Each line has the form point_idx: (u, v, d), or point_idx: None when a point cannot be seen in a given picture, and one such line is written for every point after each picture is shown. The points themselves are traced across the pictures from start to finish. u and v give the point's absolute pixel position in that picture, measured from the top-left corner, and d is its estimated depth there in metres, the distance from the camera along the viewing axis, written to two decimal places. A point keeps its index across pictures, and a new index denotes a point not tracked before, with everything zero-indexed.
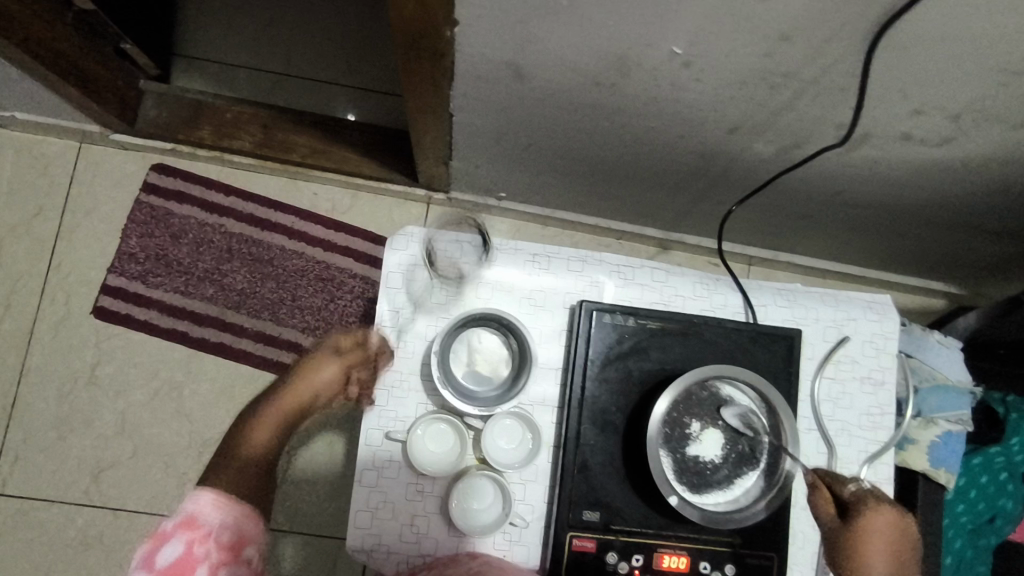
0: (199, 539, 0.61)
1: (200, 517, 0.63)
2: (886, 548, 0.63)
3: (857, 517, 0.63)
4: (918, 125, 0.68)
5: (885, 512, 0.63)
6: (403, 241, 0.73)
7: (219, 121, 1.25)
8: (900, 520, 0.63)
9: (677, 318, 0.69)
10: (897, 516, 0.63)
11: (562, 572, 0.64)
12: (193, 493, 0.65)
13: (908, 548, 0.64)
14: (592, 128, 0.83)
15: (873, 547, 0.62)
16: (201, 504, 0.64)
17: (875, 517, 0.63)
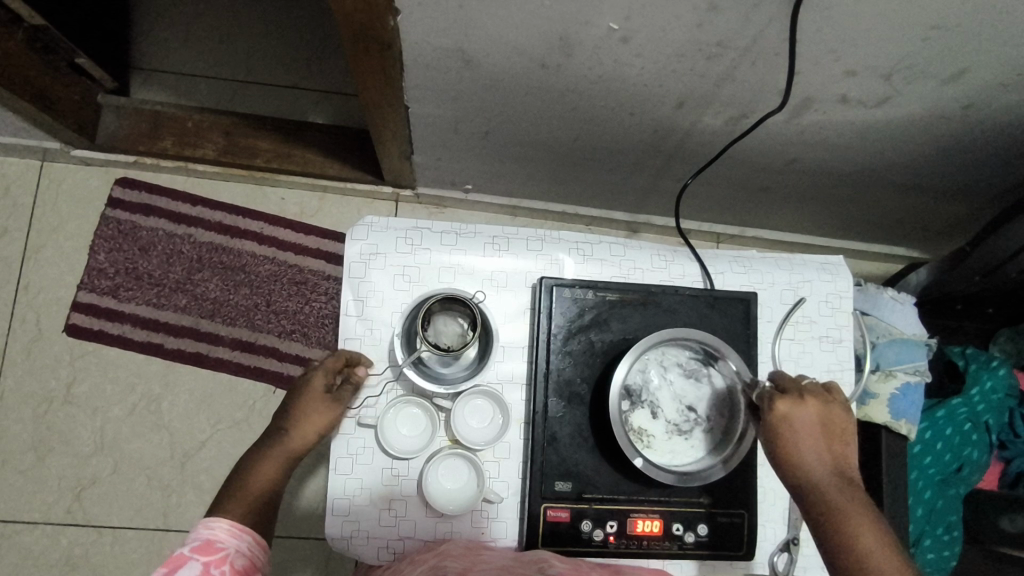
0: (218, 563, 0.57)
1: (218, 539, 0.58)
2: (812, 440, 0.61)
3: (771, 422, 0.61)
4: (855, 87, 0.70)
5: (792, 401, 0.61)
6: (363, 231, 0.73)
7: (181, 131, 1.25)
8: (810, 406, 0.62)
9: (636, 289, 0.70)
10: (808, 405, 0.61)
11: (539, 543, 0.66)
12: (204, 522, 0.61)
13: (833, 429, 0.62)
14: (546, 110, 0.85)
15: (799, 441, 0.60)
16: (217, 528, 0.60)
17: (790, 415, 0.61)
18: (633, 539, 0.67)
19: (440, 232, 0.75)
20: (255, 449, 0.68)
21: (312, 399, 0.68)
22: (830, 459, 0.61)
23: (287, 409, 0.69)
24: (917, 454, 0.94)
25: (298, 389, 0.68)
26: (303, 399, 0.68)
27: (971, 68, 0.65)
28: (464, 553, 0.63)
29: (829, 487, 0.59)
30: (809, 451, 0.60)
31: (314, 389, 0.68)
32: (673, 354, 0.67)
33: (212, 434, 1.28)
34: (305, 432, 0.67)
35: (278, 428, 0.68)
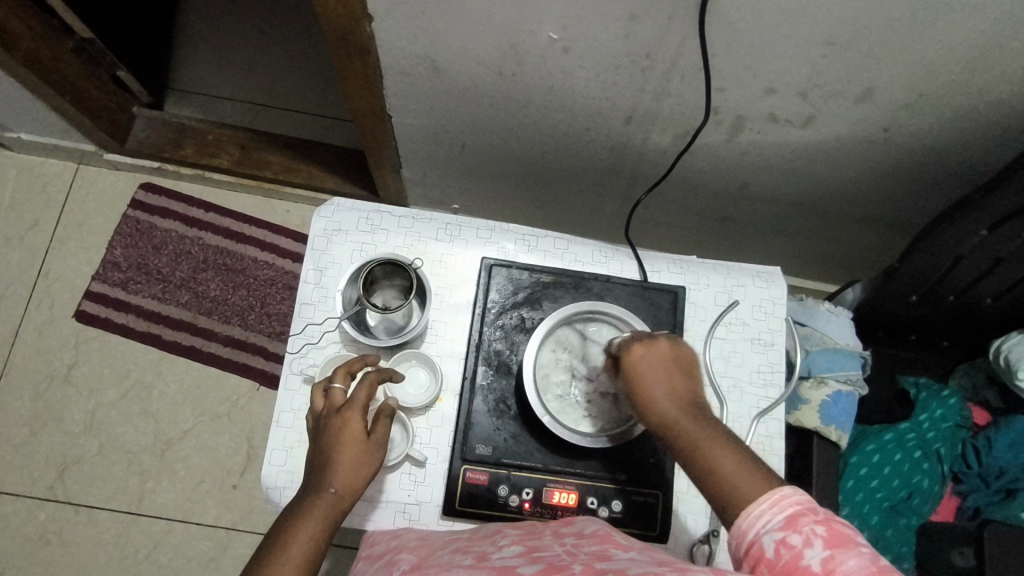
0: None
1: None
2: (662, 378, 0.62)
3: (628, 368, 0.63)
4: (780, 104, 0.77)
5: (642, 344, 0.64)
6: (329, 210, 0.81)
7: (201, 141, 1.40)
8: (662, 348, 0.64)
9: (570, 274, 0.76)
10: (656, 347, 0.64)
11: (455, 503, 0.70)
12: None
13: (686, 368, 0.63)
14: (512, 122, 0.93)
15: (648, 381, 0.62)
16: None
17: (641, 356, 0.63)
18: (548, 508, 0.70)
19: (399, 216, 0.82)
20: (292, 510, 0.61)
21: (352, 440, 0.65)
22: (681, 394, 0.61)
23: (321, 457, 0.65)
24: (864, 476, 0.93)
25: (335, 430, 0.65)
26: (343, 441, 0.65)
27: (879, 88, 0.71)
28: (413, 563, 0.59)
29: (683, 420, 0.59)
30: (662, 389, 0.61)
31: (352, 430, 0.65)
32: (617, 335, 0.71)
33: (194, 424, 1.34)
34: (351, 481, 0.64)
35: (316, 481, 0.63)
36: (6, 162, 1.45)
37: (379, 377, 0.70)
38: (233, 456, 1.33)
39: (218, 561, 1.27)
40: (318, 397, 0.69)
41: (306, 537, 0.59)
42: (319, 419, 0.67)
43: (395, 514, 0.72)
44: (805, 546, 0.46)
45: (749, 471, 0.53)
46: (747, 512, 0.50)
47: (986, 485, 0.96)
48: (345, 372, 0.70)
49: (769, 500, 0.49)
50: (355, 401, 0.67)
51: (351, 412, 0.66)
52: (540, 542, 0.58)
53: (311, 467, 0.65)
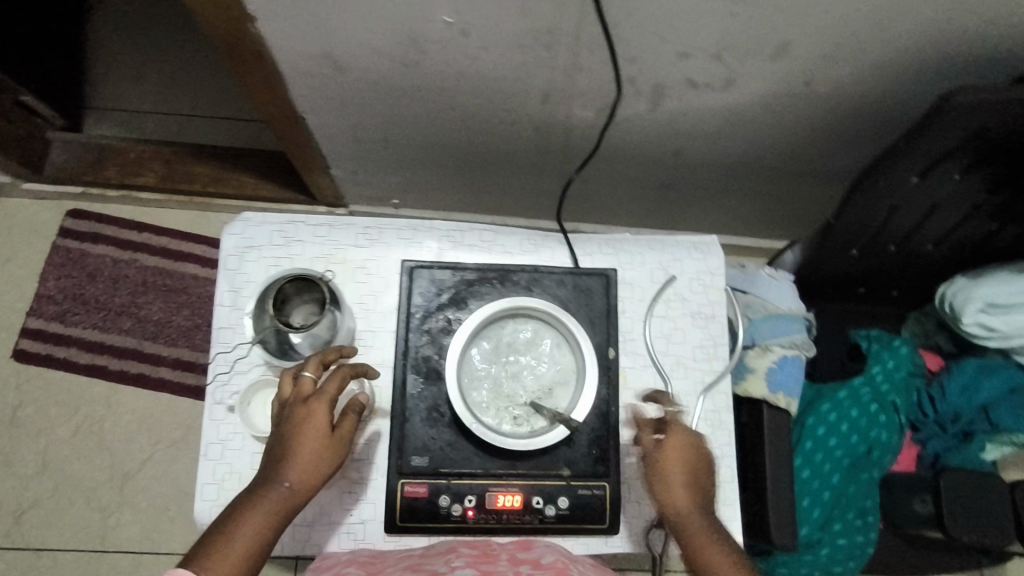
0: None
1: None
2: (682, 477, 0.67)
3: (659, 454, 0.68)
4: (696, 68, 0.73)
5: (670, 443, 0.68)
6: (239, 226, 0.77)
7: (123, 161, 1.33)
8: (688, 443, 0.68)
9: (494, 268, 0.73)
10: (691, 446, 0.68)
11: (396, 519, 0.67)
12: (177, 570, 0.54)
13: (701, 467, 0.68)
14: (429, 111, 0.89)
15: (671, 478, 0.66)
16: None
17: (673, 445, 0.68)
18: (492, 513, 0.68)
19: (315, 224, 0.78)
20: (244, 499, 0.59)
21: (313, 434, 0.61)
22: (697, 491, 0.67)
23: (280, 447, 0.62)
24: (822, 436, 0.92)
25: (297, 422, 0.61)
26: (303, 435, 0.61)
27: (793, 43, 0.68)
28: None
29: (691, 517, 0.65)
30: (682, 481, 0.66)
31: (316, 423, 0.61)
32: (547, 328, 0.68)
33: (151, 453, 1.30)
34: (308, 476, 0.60)
35: (271, 472, 0.60)
36: None
37: (352, 371, 0.66)
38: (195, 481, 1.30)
39: None
40: (286, 383, 0.64)
41: (250, 530, 0.57)
42: (283, 406, 0.63)
43: (341, 536, 0.69)
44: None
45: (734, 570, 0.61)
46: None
47: (942, 431, 0.97)
48: (319, 361, 0.65)
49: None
50: (322, 394, 0.62)
51: (317, 405, 0.62)
52: (495, 567, 0.57)
53: (269, 455, 0.62)
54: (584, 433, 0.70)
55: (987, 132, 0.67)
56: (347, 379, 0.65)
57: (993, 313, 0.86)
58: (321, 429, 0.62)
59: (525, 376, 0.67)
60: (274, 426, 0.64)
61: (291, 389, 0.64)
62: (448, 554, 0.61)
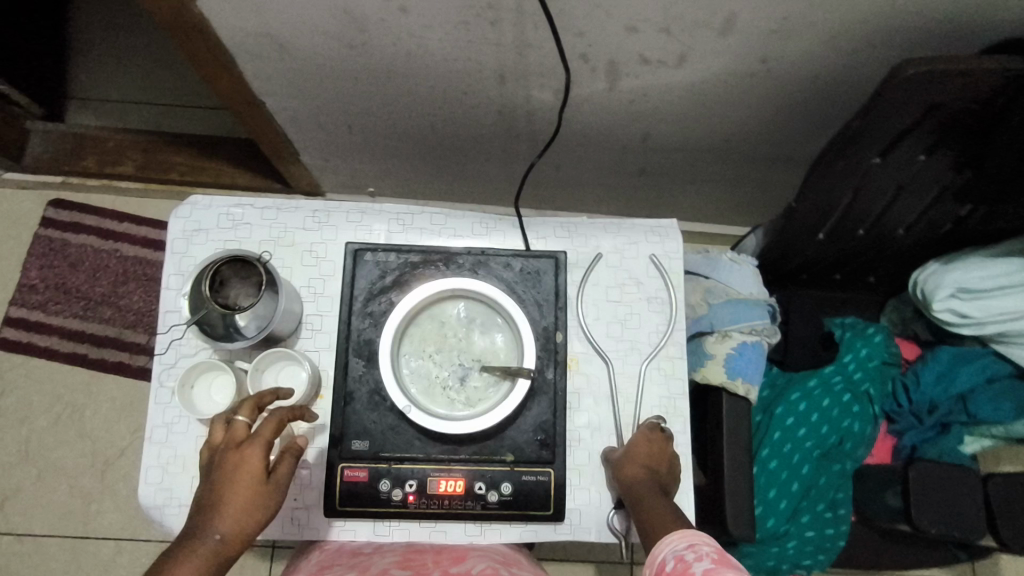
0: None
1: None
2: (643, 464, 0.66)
3: (626, 452, 0.67)
4: (646, 45, 0.71)
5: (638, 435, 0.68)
6: (186, 210, 0.76)
7: (102, 150, 1.35)
8: (655, 439, 0.68)
9: (439, 251, 0.72)
10: (660, 441, 0.68)
11: (336, 504, 0.66)
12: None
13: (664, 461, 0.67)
14: (387, 94, 0.88)
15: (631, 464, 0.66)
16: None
17: (640, 439, 0.68)
18: (434, 499, 0.67)
19: (263, 207, 0.77)
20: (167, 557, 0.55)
21: (247, 483, 0.58)
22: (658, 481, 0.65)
23: (209, 495, 0.58)
24: (790, 426, 0.89)
25: (229, 468, 0.58)
26: (237, 484, 0.58)
27: (741, 16, 0.66)
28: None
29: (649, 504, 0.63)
30: (645, 474, 0.65)
31: (249, 469, 0.58)
32: (490, 311, 0.67)
33: (131, 441, 1.31)
34: (240, 528, 0.57)
35: (198, 526, 0.56)
36: None
37: (291, 413, 0.63)
38: None
39: None
40: (217, 428, 0.61)
41: None
42: (213, 455, 0.60)
43: (282, 520, 0.68)
44: (695, 562, 0.51)
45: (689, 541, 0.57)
46: (664, 545, 0.55)
47: (919, 422, 0.93)
48: (254, 405, 0.62)
49: (680, 533, 0.56)
50: (258, 438, 0.59)
51: (251, 449, 0.59)
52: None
53: (196, 507, 0.58)
54: (530, 419, 0.69)
55: (939, 108, 0.65)
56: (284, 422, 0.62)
57: (965, 299, 0.83)
58: (255, 476, 0.59)
59: (463, 358, 0.65)
60: (203, 475, 0.60)
61: (222, 435, 0.61)
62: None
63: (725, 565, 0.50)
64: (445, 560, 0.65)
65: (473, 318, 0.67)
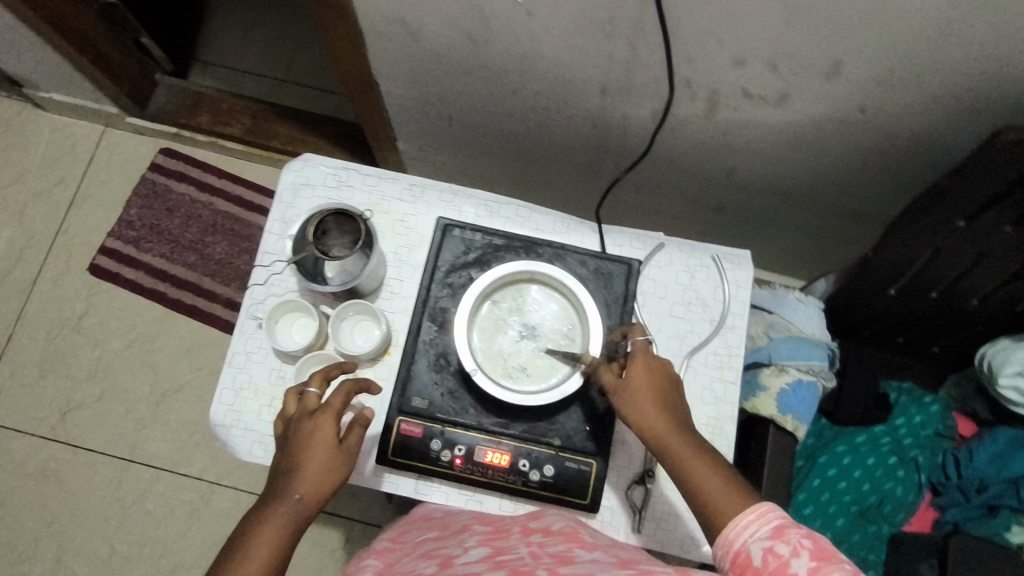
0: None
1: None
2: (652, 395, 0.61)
3: (626, 381, 0.62)
4: (750, 79, 0.75)
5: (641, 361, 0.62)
6: (298, 164, 0.83)
7: (216, 110, 1.46)
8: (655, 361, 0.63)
9: (522, 239, 0.76)
10: (660, 366, 0.62)
11: (388, 453, 0.70)
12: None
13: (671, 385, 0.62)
14: (493, 93, 0.94)
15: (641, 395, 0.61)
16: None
17: (637, 366, 0.62)
18: (478, 467, 0.70)
19: (365, 173, 0.83)
20: (252, 518, 0.58)
21: (321, 448, 0.62)
22: (671, 406, 0.61)
23: (287, 460, 0.62)
24: (831, 478, 0.90)
25: (305, 432, 0.62)
26: (313, 448, 0.62)
27: (847, 63, 0.69)
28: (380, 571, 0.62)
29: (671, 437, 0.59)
30: (656, 403, 0.60)
31: (324, 434, 0.62)
32: (559, 302, 0.71)
33: (190, 379, 1.40)
34: (318, 489, 0.61)
35: (278, 488, 0.60)
36: (40, 121, 1.53)
37: (356, 385, 0.67)
38: None
39: (201, 511, 1.32)
40: (291, 401, 0.66)
41: (262, 546, 0.57)
42: (289, 425, 0.64)
43: None
44: (790, 556, 0.47)
45: (725, 476, 0.56)
46: (735, 522, 0.52)
47: (965, 500, 0.90)
48: (322, 377, 0.67)
49: (756, 512, 0.51)
50: (331, 405, 0.64)
51: (324, 417, 0.63)
52: (506, 543, 0.61)
53: (275, 473, 0.62)
54: (583, 409, 0.72)
55: None
56: (353, 392, 0.66)
57: None
58: (328, 442, 0.63)
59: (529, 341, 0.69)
60: (279, 445, 0.64)
61: (296, 405, 0.66)
62: (462, 532, 0.64)
63: (825, 559, 0.46)
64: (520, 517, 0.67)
65: (543, 305, 0.71)
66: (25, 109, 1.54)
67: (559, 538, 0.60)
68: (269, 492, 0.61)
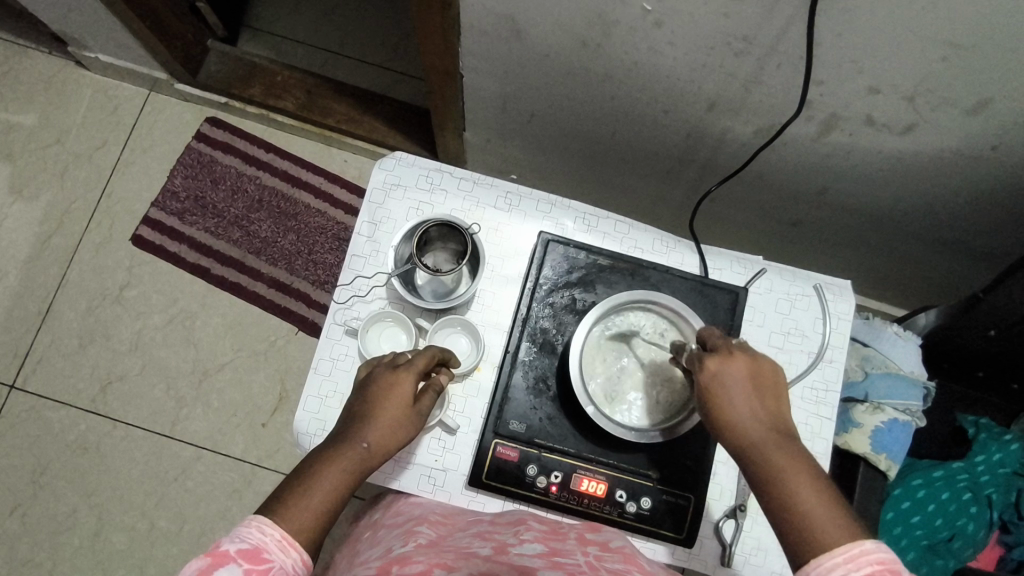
0: (235, 559, 0.46)
1: (221, 543, 0.48)
2: (738, 396, 0.58)
3: (702, 381, 0.60)
4: (881, 107, 0.72)
5: (720, 358, 0.59)
6: (390, 163, 0.80)
7: (269, 82, 1.41)
8: (740, 360, 0.59)
9: (628, 260, 0.73)
10: (739, 363, 0.59)
11: (483, 475, 0.68)
12: (252, 520, 0.51)
13: (762, 384, 0.59)
14: (586, 96, 0.90)
15: (720, 396, 0.58)
16: (221, 538, 0.48)
17: (715, 369, 0.59)
18: (574, 495, 0.68)
19: (460, 178, 0.80)
20: (318, 454, 0.58)
21: (396, 402, 0.62)
22: (764, 414, 0.58)
23: (361, 407, 0.62)
24: (905, 510, 0.88)
25: (387, 384, 0.62)
26: (389, 402, 0.62)
27: (994, 100, 0.66)
28: (431, 539, 0.60)
29: (759, 442, 0.56)
30: (743, 409, 0.57)
31: (402, 390, 0.62)
32: (668, 330, 0.69)
33: (233, 359, 1.37)
34: (386, 442, 0.60)
35: (349, 433, 0.60)
36: (84, 81, 1.48)
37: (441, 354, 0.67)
38: (266, 395, 1.36)
39: (240, 492, 1.31)
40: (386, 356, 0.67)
41: (324, 481, 0.55)
42: (370, 374, 0.65)
43: (421, 478, 0.71)
44: None
45: (822, 501, 0.52)
46: (818, 561, 0.48)
47: None
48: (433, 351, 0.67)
49: (844, 554, 0.47)
50: (413, 364, 0.64)
51: (405, 374, 0.63)
52: (564, 546, 0.58)
53: (347, 418, 0.62)
54: (681, 440, 0.70)
55: None
56: (435, 358, 0.66)
57: None
58: (405, 399, 0.62)
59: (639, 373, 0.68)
60: (356, 389, 0.64)
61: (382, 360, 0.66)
62: (520, 526, 0.62)
63: None
64: (578, 525, 0.64)
65: (653, 333, 0.69)
66: (68, 68, 1.49)
67: (617, 556, 0.57)
68: (338, 433, 0.61)
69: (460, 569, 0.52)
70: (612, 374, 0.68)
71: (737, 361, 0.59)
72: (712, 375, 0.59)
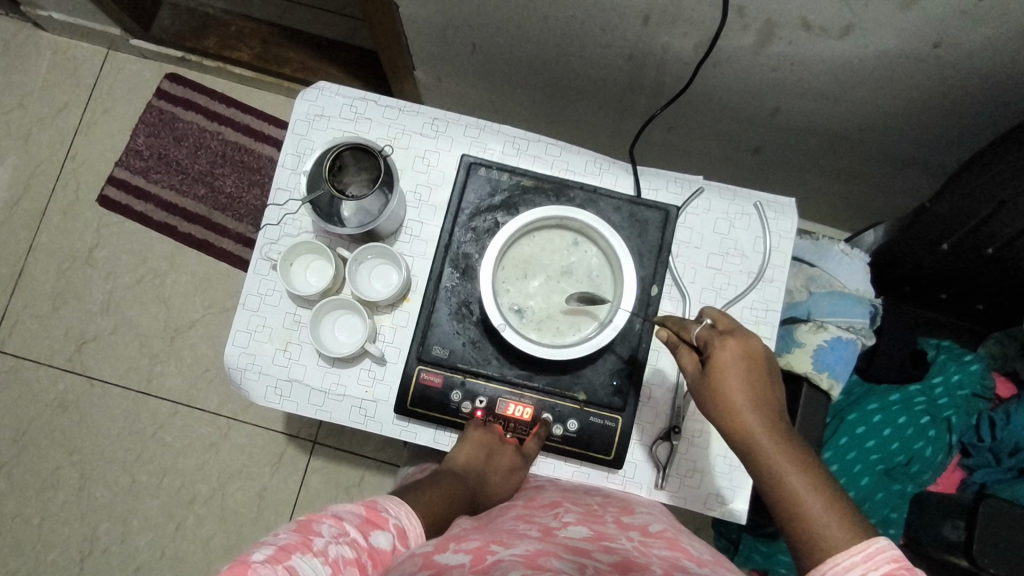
0: (389, 527, 0.51)
1: (382, 508, 0.52)
2: (743, 383, 0.56)
3: (709, 367, 0.57)
4: (815, 7, 0.67)
5: (735, 342, 0.57)
6: (313, 94, 0.78)
7: (224, 33, 1.39)
8: (750, 346, 0.57)
9: (553, 179, 0.71)
10: (748, 350, 0.57)
11: (407, 403, 0.68)
12: (402, 502, 0.54)
13: (768, 372, 0.57)
14: (521, 19, 0.86)
15: (725, 378, 0.56)
16: (383, 503, 0.53)
17: (725, 353, 0.56)
18: (500, 419, 0.68)
19: (384, 106, 0.77)
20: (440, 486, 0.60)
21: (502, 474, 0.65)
22: (767, 406, 0.56)
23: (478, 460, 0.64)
24: (859, 434, 0.87)
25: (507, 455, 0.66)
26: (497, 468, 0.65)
27: None
28: (478, 524, 0.55)
29: (763, 432, 0.55)
30: (747, 398, 0.56)
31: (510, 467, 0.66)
32: (594, 249, 0.68)
33: (204, 315, 1.38)
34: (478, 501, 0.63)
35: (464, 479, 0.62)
36: (42, 43, 1.47)
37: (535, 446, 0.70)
38: None
39: (216, 445, 1.34)
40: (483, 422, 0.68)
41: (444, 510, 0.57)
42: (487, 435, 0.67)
43: (351, 408, 0.71)
44: None
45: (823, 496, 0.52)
46: (836, 561, 0.48)
47: (995, 461, 0.88)
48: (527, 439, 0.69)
49: (862, 552, 0.48)
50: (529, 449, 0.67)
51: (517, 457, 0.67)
52: (608, 530, 0.57)
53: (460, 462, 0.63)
54: (607, 360, 0.69)
55: None
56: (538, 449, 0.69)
57: None
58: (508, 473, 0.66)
59: (563, 292, 0.66)
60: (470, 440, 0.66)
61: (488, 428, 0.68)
62: (554, 508, 0.62)
63: None
64: (613, 509, 0.64)
65: (584, 254, 0.67)
66: (25, 29, 1.47)
67: (661, 542, 0.56)
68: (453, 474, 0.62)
69: (517, 544, 0.50)
70: (536, 294, 0.66)
71: (749, 347, 0.57)
72: (720, 358, 0.57)
